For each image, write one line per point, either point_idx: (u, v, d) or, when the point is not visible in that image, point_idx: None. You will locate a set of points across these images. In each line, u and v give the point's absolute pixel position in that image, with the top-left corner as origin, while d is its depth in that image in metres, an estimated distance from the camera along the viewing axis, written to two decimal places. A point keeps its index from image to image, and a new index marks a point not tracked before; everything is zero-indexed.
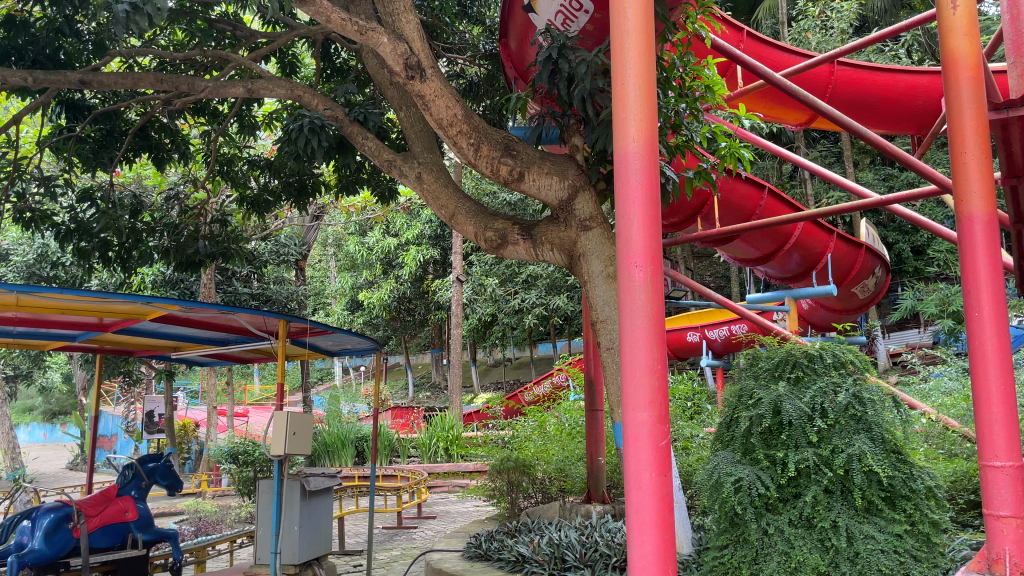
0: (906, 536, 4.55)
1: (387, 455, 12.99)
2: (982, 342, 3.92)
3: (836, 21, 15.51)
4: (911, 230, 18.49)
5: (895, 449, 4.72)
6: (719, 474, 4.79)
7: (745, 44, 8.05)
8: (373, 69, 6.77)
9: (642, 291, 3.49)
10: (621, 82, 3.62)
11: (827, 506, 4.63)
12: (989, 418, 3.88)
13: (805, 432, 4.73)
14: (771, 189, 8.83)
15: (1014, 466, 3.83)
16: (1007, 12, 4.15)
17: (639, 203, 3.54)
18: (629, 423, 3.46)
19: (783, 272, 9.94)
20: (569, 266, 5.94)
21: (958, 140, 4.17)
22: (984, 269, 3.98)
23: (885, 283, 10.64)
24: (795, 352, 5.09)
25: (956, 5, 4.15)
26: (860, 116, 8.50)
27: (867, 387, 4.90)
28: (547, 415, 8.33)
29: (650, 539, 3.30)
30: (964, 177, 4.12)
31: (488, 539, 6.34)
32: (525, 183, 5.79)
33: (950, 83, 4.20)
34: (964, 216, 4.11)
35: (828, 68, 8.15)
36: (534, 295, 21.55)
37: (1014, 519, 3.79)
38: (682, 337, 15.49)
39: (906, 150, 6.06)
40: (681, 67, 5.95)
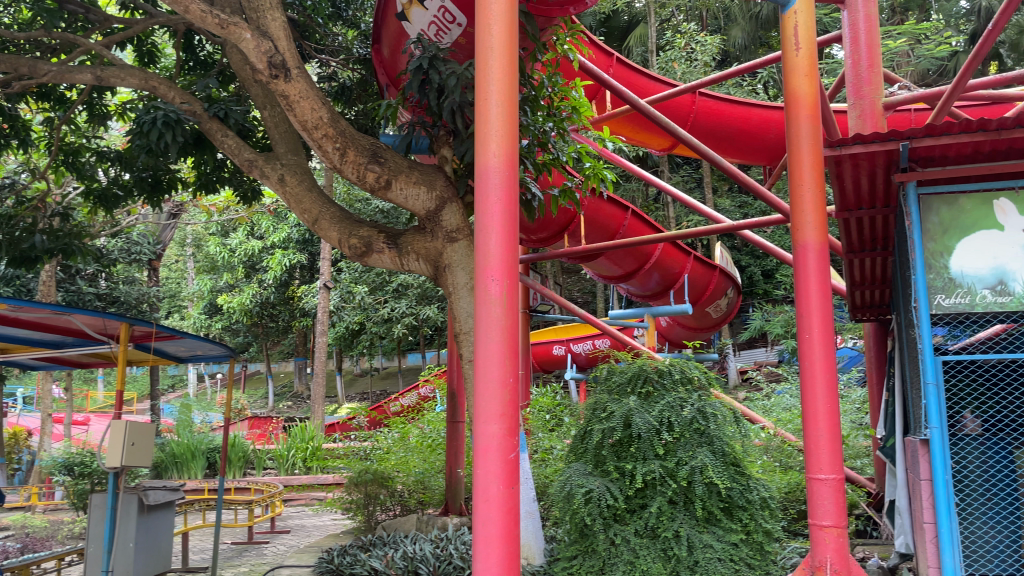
0: (741, 545, 4.81)
1: (241, 467, 12.40)
2: (811, 362, 4.23)
3: (700, 54, 16.28)
4: (762, 256, 19.63)
5: (734, 461, 5.01)
6: (572, 486, 4.92)
7: (615, 69, 8.28)
8: (236, 65, 6.47)
9: (498, 304, 3.57)
10: (485, 98, 3.67)
11: (670, 516, 4.81)
12: (817, 434, 4.16)
13: (652, 445, 4.93)
14: (634, 210, 9.14)
15: (836, 479, 4.11)
16: (864, 65, 5.97)
17: (498, 218, 3.62)
18: (480, 436, 3.52)
19: (643, 291, 10.32)
20: (434, 277, 5.90)
21: (796, 173, 4.47)
22: (815, 293, 4.28)
23: (736, 305, 11.19)
24: (647, 368, 5.30)
25: (799, 47, 4.53)
26: (719, 145, 8.95)
27: (711, 403, 5.17)
28: (409, 426, 8.09)
29: (494, 552, 3.35)
30: (800, 208, 4.42)
31: (341, 554, 6.17)
32: (391, 191, 5.68)
33: (791, 119, 4.52)
34: (800, 245, 4.40)
35: (691, 97, 8.59)
36: (403, 304, 21.33)
37: (835, 529, 4.08)
38: (548, 350, 15.77)
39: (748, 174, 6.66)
40: (549, 87, 6.09)
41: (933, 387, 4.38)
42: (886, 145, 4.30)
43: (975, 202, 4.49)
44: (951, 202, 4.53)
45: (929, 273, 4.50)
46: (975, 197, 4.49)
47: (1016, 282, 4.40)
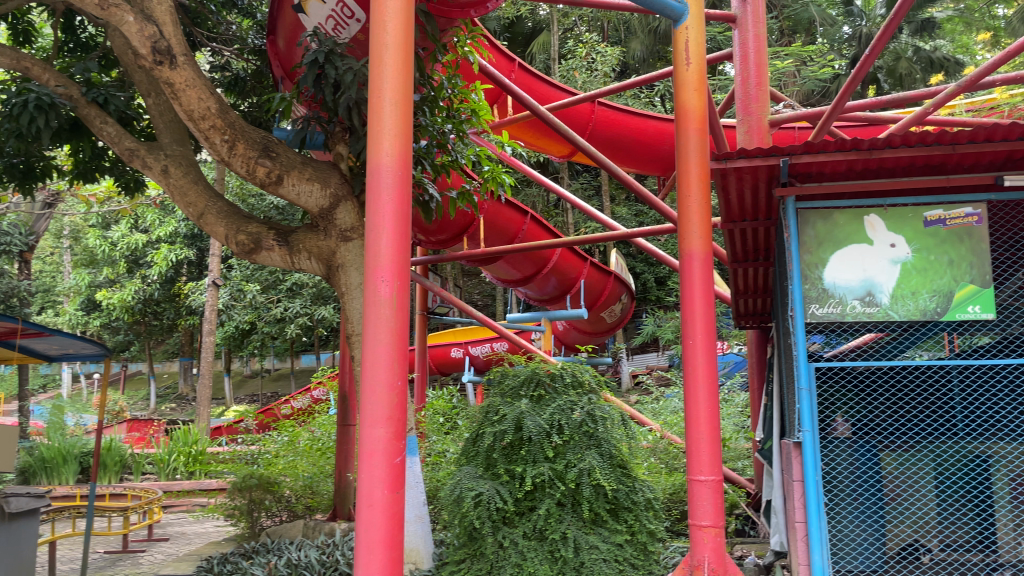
0: (626, 545, 4.92)
1: (117, 472, 11.78)
2: (694, 366, 4.36)
3: (600, 65, 16.59)
4: (655, 263, 20.18)
5: (621, 463, 5.14)
6: (461, 489, 4.88)
7: (516, 75, 8.32)
8: (118, 49, 6.14)
9: (387, 305, 3.51)
10: (378, 95, 3.60)
11: (558, 518, 4.87)
12: (698, 437, 4.29)
13: (542, 448, 4.97)
14: (533, 215, 9.20)
15: (715, 479, 4.25)
16: (753, 89, 6.31)
17: (390, 218, 3.56)
18: (364, 439, 3.45)
19: (541, 295, 10.41)
20: (326, 276, 5.77)
21: (684, 184, 4.61)
22: (699, 299, 4.42)
23: (629, 310, 11.44)
24: (539, 372, 5.35)
25: (689, 61, 4.68)
26: (616, 155, 9.13)
27: (600, 406, 5.27)
28: (299, 428, 7.81)
29: (376, 557, 3.29)
30: (687, 217, 4.56)
31: (221, 562, 5.95)
32: (283, 187, 5.52)
33: (681, 131, 4.65)
34: (685, 254, 4.53)
35: (590, 106, 8.73)
36: (297, 304, 20.82)
37: (712, 528, 4.22)
38: (445, 353, 15.72)
39: (639, 181, 6.96)
40: (449, 89, 6.05)
41: (806, 392, 4.59)
42: (768, 160, 4.48)
43: (848, 217, 4.72)
44: (826, 217, 4.75)
45: (805, 283, 4.72)
46: (849, 212, 4.72)
47: (883, 293, 4.65)
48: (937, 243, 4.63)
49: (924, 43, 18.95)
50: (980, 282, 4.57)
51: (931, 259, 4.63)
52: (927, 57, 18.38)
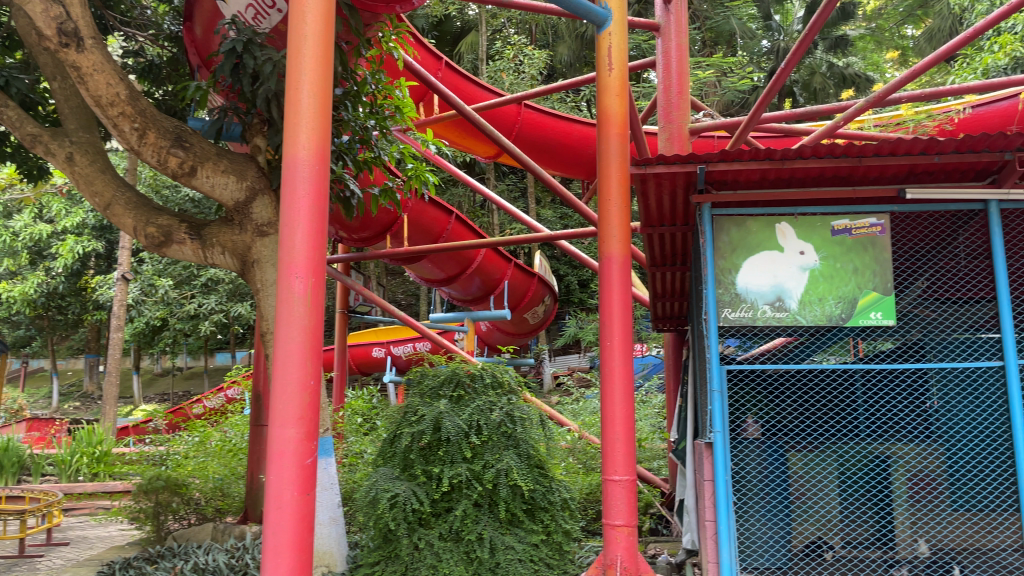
0: (541, 545, 4.95)
1: (13, 474, 11.18)
2: (611, 367, 4.43)
3: (528, 67, 16.65)
4: (579, 266, 20.39)
5: (538, 463, 5.17)
6: (377, 491, 4.82)
7: (442, 74, 8.26)
8: (21, 29, 5.82)
9: (301, 302, 3.43)
10: (296, 87, 3.51)
11: (474, 519, 4.85)
12: (613, 438, 4.35)
13: (460, 448, 4.95)
14: (458, 215, 9.14)
15: (628, 480, 4.32)
16: (675, 97, 6.45)
17: (305, 213, 3.47)
18: (274, 440, 3.36)
19: (464, 295, 10.38)
20: (241, 272, 5.62)
21: (605, 189, 4.66)
22: (617, 302, 4.49)
23: (552, 312, 11.51)
24: (459, 372, 5.32)
25: (612, 67, 4.74)
26: (542, 158, 9.15)
27: (519, 406, 5.29)
28: (209, 428, 7.65)
29: (283, 561, 3.21)
30: (607, 221, 4.62)
31: (123, 567, 5.74)
32: (196, 178, 5.34)
33: (603, 136, 4.70)
34: (604, 257, 4.59)
35: (516, 109, 8.76)
36: (212, 300, 20.22)
37: (625, 528, 4.28)
38: (366, 352, 15.53)
39: (562, 184, 7.02)
40: (373, 84, 5.94)
41: (717, 394, 4.71)
42: (685, 167, 4.58)
43: (760, 224, 4.87)
44: (740, 224, 4.89)
45: (718, 288, 4.84)
46: (761, 220, 4.87)
47: (792, 299, 4.82)
48: (843, 251, 4.81)
49: (837, 60, 19.47)
50: (882, 289, 4.77)
51: (838, 267, 4.80)
52: (840, 73, 19.09)
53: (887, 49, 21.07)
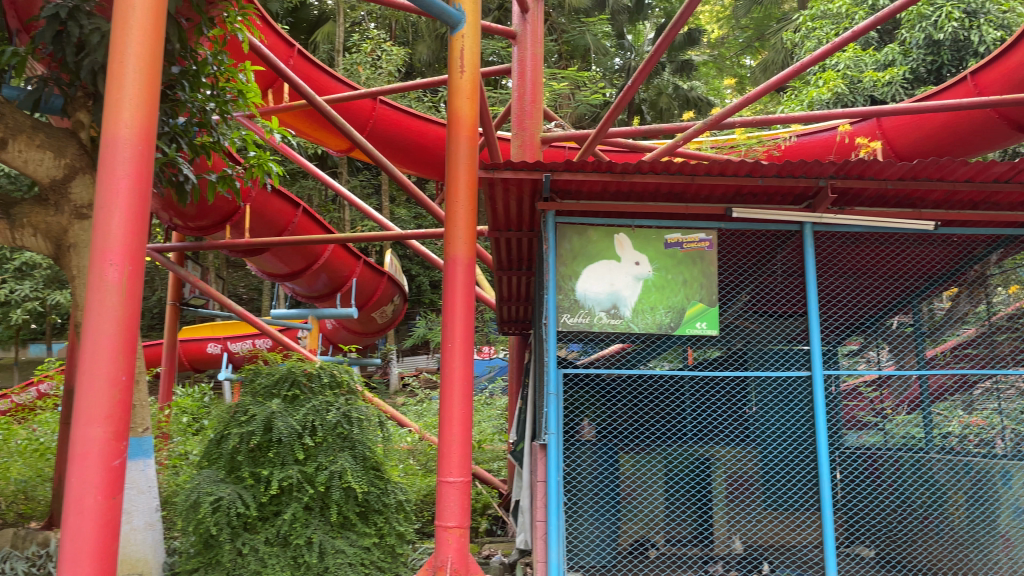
0: (373, 548, 4.86)
1: None
2: (451, 369, 4.41)
3: (385, 63, 16.37)
4: (431, 267, 20.27)
5: (374, 465, 5.08)
6: (199, 494, 4.57)
7: (294, 61, 7.97)
8: None
9: (115, 292, 3.19)
10: (120, 59, 3.26)
11: (304, 523, 4.70)
12: (450, 439, 4.35)
13: (292, 449, 4.77)
14: (305, 208, 8.81)
15: (463, 481, 4.32)
16: (526, 104, 6.58)
17: (125, 197, 3.24)
18: (76, 440, 3.10)
19: (309, 291, 10.08)
20: (55, 257, 5.17)
21: (452, 190, 4.62)
22: (460, 304, 4.49)
23: (401, 312, 11.38)
24: (296, 371, 5.13)
25: (463, 69, 4.74)
26: (397, 156, 8.94)
27: (358, 407, 5.18)
28: (15, 428, 7.06)
29: (82, 570, 2.97)
30: (453, 222, 4.60)
31: None
32: (7, 153, 4.88)
33: (452, 137, 4.67)
34: (449, 259, 4.58)
35: (371, 103, 8.47)
36: (27, 287, 18.49)
37: (457, 529, 4.28)
38: (200, 347, 14.77)
39: (414, 183, 6.95)
40: (213, 65, 5.62)
41: (554, 397, 4.80)
42: (532, 174, 4.68)
43: (600, 234, 5.04)
44: (581, 232, 5.03)
45: (559, 293, 4.96)
46: (601, 229, 5.04)
47: (626, 307, 5.00)
48: (674, 263, 5.06)
49: (682, 83, 20.28)
50: (707, 301, 5.05)
51: (669, 278, 5.05)
52: (684, 96, 19.84)
53: (726, 76, 22.35)
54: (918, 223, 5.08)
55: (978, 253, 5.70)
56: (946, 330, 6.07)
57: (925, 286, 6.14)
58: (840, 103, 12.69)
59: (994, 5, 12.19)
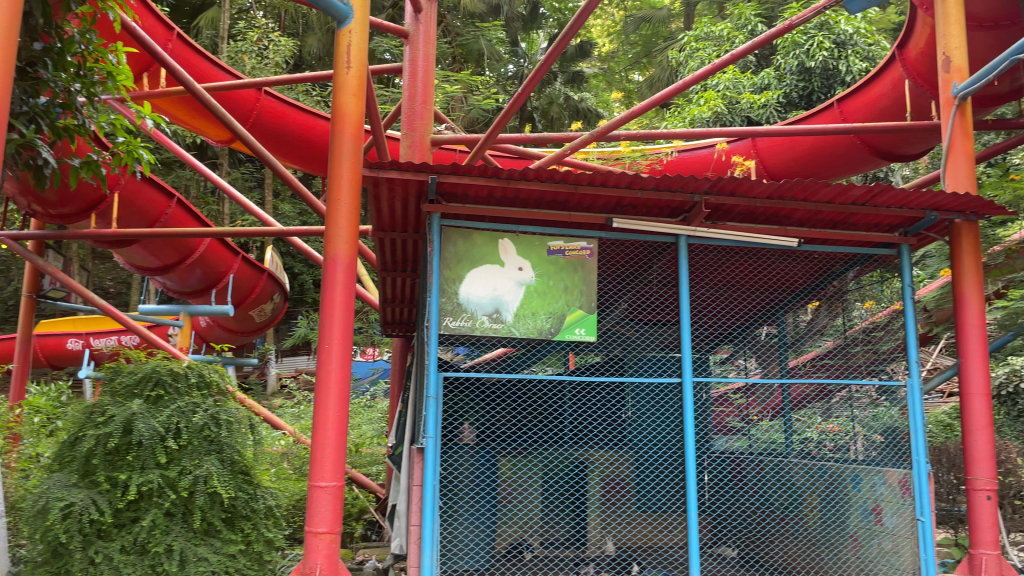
0: (239, 555, 4.68)
1: None
2: (327, 371, 4.28)
3: (273, 54, 15.86)
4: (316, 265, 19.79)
5: (242, 470, 4.90)
6: (48, 500, 4.27)
7: (173, 45, 7.60)
8: None
9: None
10: None
11: (164, 530, 4.47)
12: (323, 442, 4.23)
13: (154, 453, 4.52)
14: (180, 199, 8.42)
15: (336, 486, 4.22)
16: (415, 103, 6.51)
17: None
18: None
19: (182, 287, 9.62)
20: None
21: (335, 187, 4.50)
22: (339, 304, 4.37)
23: (281, 310, 11.05)
24: (161, 368, 4.84)
25: (350, 65, 4.63)
26: (282, 150, 8.65)
27: (227, 409, 4.98)
28: None
29: None
30: (335, 220, 4.46)
31: None
32: None
33: (336, 133, 4.54)
34: (329, 258, 4.44)
35: (255, 94, 8.17)
36: None
37: (328, 535, 4.17)
38: (60, 342, 13.83)
39: (298, 178, 6.76)
40: (81, 44, 5.27)
41: (434, 400, 4.71)
42: (417, 175, 4.63)
43: (485, 239, 5.04)
44: (466, 236, 5.03)
45: (442, 296, 4.92)
46: (486, 234, 5.05)
47: (508, 311, 5.03)
48: (556, 270, 5.14)
49: (573, 93, 20.60)
50: (587, 308, 5.15)
51: (550, 284, 5.11)
52: (574, 106, 20.20)
53: (614, 89, 22.95)
54: (784, 240, 5.37)
55: (836, 269, 6.06)
56: (807, 341, 6.43)
57: (789, 299, 6.55)
58: (718, 121, 13.29)
59: (860, 38, 13.07)
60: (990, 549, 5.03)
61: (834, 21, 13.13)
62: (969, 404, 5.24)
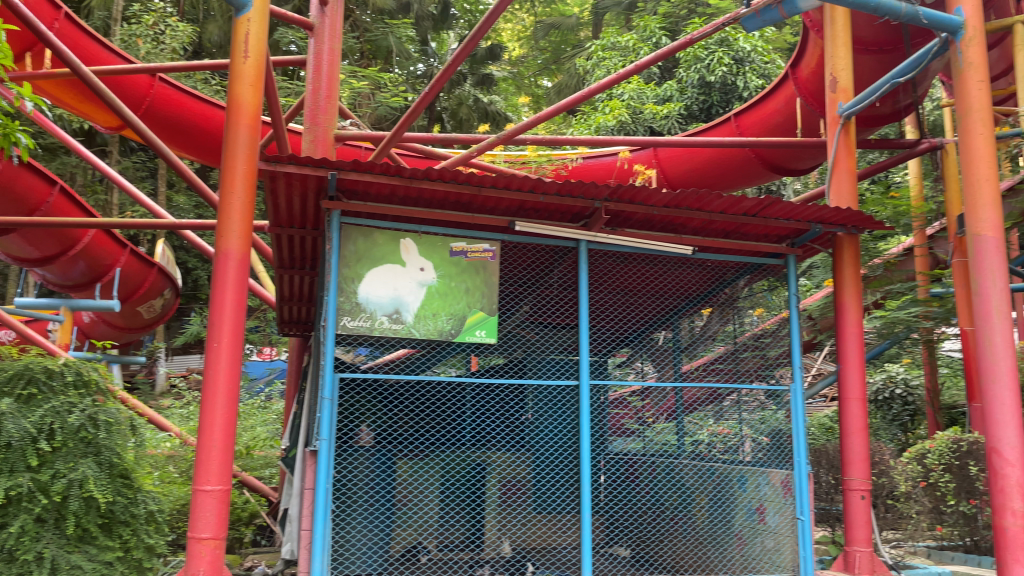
0: (116, 563, 4.47)
1: None
2: (215, 370, 4.13)
3: (170, 39, 15.20)
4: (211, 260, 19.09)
5: (122, 473, 4.69)
6: None
7: (59, 25, 7.18)
8: None
9: None
10: None
11: (34, 536, 4.21)
12: (210, 444, 4.07)
13: (24, 455, 4.25)
14: (63, 187, 7.96)
15: (221, 490, 4.06)
16: (318, 96, 6.35)
17: None
18: None
19: (63, 280, 9.10)
20: None
21: (228, 180, 4.34)
22: (230, 301, 4.22)
23: (172, 307, 10.62)
24: (33, 367, 4.56)
25: (247, 54, 4.47)
26: (177, 139, 8.29)
27: (106, 409, 4.70)
28: None
29: None
30: (227, 215, 4.30)
31: None
32: None
33: (231, 124, 4.39)
34: (220, 252, 4.27)
35: (149, 80, 7.81)
36: None
37: (212, 541, 4.01)
38: None
39: (194, 171, 6.50)
40: None
41: (328, 402, 4.60)
42: (317, 171, 4.53)
43: (386, 238, 4.97)
44: (367, 235, 4.94)
45: (340, 295, 4.81)
46: (387, 233, 4.97)
47: (408, 312, 4.98)
48: (458, 271, 5.12)
49: (482, 95, 20.32)
50: (487, 310, 5.16)
51: (452, 285, 5.09)
52: (483, 108, 20.00)
53: (523, 94, 22.61)
54: (678, 248, 5.55)
55: (728, 277, 6.30)
56: (700, 346, 6.44)
57: (683, 304, 6.66)
58: (623, 130, 13.59)
59: (757, 56, 13.65)
60: (863, 547, 5.31)
61: (733, 38, 13.63)
62: (847, 408, 5.51)
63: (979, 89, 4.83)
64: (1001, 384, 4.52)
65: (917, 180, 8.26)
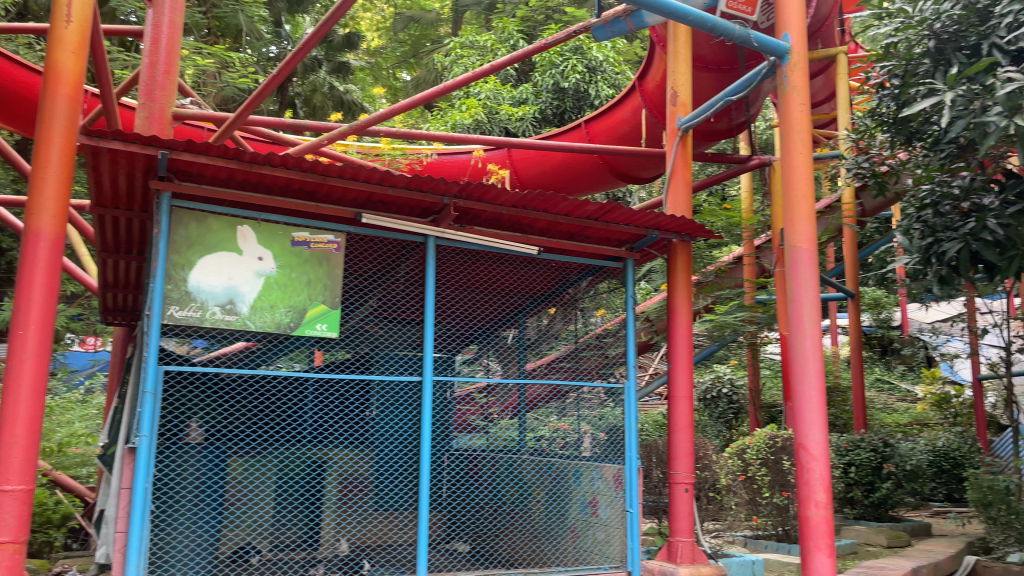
0: None
1: None
2: (19, 359, 3.78)
3: None
4: None
5: None
6: None
7: None
8: None
9: None
10: None
11: None
12: (11, 439, 3.72)
13: None
14: None
15: (24, 490, 3.71)
16: (153, 70, 5.97)
17: None
18: None
19: None
20: None
21: (41, 153, 3.99)
22: (40, 285, 3.88)
23: None
24: None
25: (70, 19, 4.11)
26: None
27: None
28: None
29: None
30: (39, 192, 3.95)
31: None
32: None
33: (48, 92, 4.03)
34: (30, 231, 3.92)
35: None
36: None
37: (11, 545, 3.67)
38: None
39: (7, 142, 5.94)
40: None
41: (151, 396, 4.36)
42: (145, 149, 4.26)
43: (221, 224, 4.74)
44: (200, 220, 4.70)
45: (168, 283, 4.54)
46: (222, 219, 4.75)
47: (243, 303, 4.77)
48: (299, 262, 4.97)
49: (338, 84, 19.86)
50: (329, 303, 5.04)
51: (292, 276, 4.93)
52: (338, 97, 19.58)
53: (379, 85, 22.33)
54: (525, 247, 5.64)
55: (571, 277, 6.50)
56: (544, 344, 6.67)
57: (528, 303, 6.79)
58: (479, 129, 13.69)
59: (608, 66, 14.20)
60: (685, 537, 5.62)
61: (587, 47, 14.06)
62: (674, 405, 5.81)
63: (800, 110, 5.20)
64: (808, 384, 4.92)
65: (748, 194, 8.80)
